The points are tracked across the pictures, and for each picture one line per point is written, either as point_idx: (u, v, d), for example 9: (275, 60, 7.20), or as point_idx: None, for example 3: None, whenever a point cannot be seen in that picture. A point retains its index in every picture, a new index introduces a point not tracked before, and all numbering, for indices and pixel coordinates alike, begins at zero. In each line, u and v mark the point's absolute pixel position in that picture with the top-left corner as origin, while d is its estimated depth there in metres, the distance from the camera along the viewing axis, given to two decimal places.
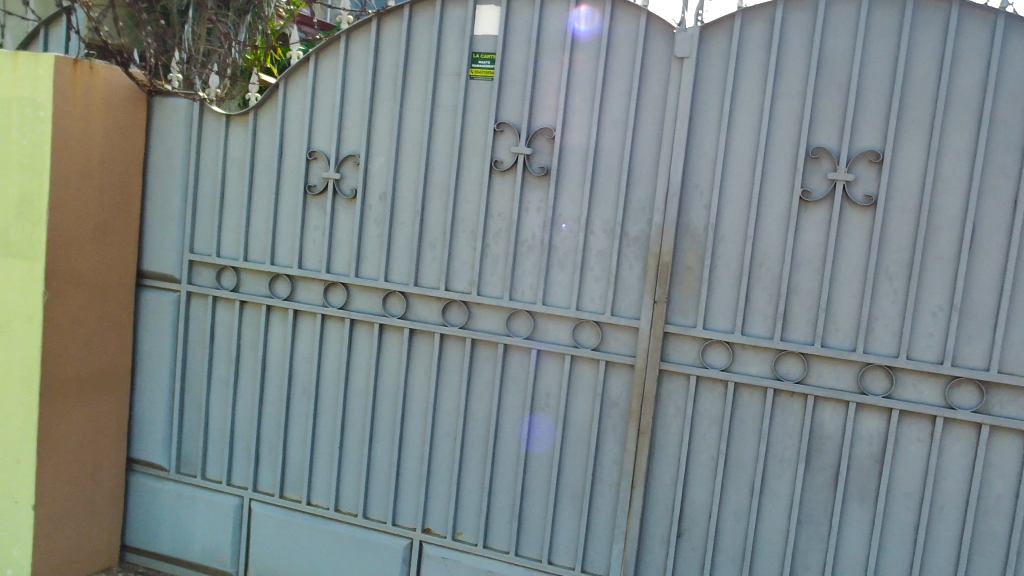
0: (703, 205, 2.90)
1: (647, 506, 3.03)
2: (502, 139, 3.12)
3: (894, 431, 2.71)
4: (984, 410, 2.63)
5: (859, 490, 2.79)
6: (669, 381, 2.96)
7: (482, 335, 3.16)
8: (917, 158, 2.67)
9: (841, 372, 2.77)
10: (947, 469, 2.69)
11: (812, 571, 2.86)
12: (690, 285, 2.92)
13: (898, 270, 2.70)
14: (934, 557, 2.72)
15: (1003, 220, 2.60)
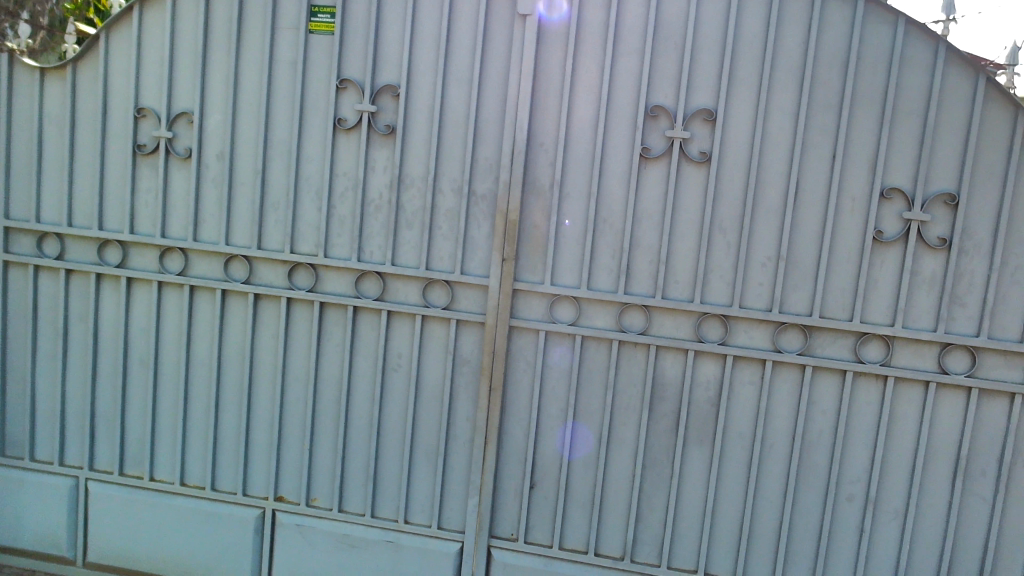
0: (548, 162, 2.93)
1: (501, 460, 3.08)
2: (345, 97, 3.03)
3: (729, 376, 2.87)
4: (808, 353, 2.83)
5: (698, 433, 2.94)
6: (519, 337, 3.00)
7: (331, 298, 3.09)
8: (747, 117, 2.80)
9: (680, 322, 2.90)
10: (776, 408, 2.88)
11: (656, 512, 3.00)
12: (537, 242, 2.96)
13: (731, 224, 2.85)
14: (765, 490, 2.92)
15: (824, 174, 2.78)
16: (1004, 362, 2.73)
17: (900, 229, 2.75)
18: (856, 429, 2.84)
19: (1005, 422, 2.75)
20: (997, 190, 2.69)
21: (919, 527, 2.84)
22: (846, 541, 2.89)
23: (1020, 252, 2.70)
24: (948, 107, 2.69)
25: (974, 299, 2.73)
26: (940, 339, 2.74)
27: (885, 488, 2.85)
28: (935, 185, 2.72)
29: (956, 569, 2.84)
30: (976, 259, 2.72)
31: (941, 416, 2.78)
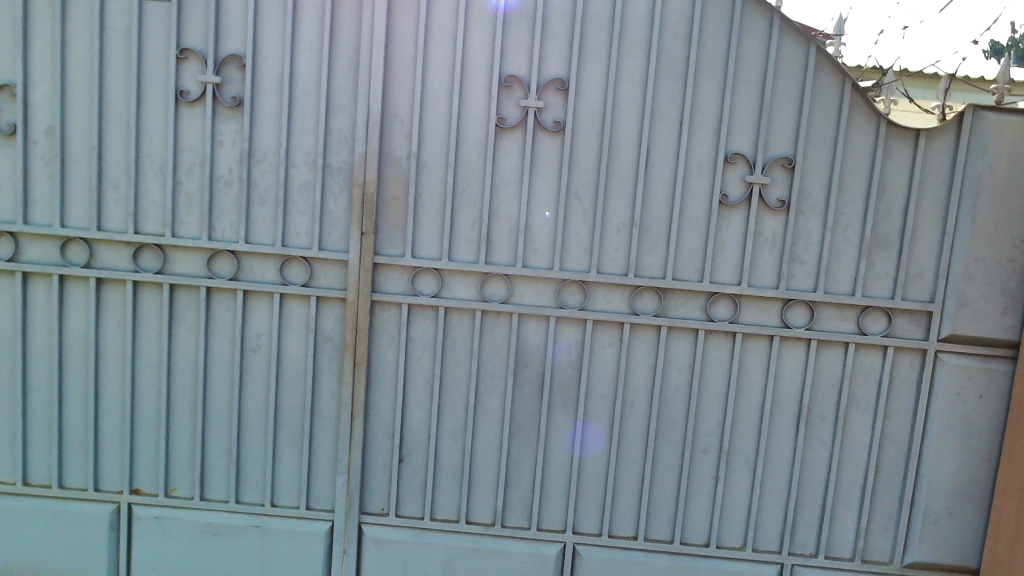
0: (404, 134, 2.90)
1: (368, 436, 3.05)
2: (187, 67, 2.88)
3: (589, 340, 2.95)
4: (662, 314, 2.94)
5: (561, 397, 3.01)
6: (381, 311, 2.97)
7: (181, 279, 2.95)
8: (598, 86, 2.86)
9: (541, 289, 2.95)
10: (634, 369, 2.99)
11: (525, 477, 3.06)
12: (397, 215, 2.93)
13: (586, 191, 2.91)
14: (627, 448, 3.03)
15: (672, 142, 2.88)
16: (839, 314, 2.93)
17: (744, 191, 2.89)
18: (709, 385, 2.99)
19: (840, 370, 2.96)
20: (829, 154, 2.87)
21: (768, 472, 3.03)
22: (703, 491, 3.05)
23: (850, 211, 2.89)
24: (783, 75, 2.84)
25: (811, 256, 2.91)
26: (782, 296, 2.91)
27: (736, 438, 3.02)
28: (774, 149, 2.87)
29: (802, 509, 3.04)
30: (813, 219, 2.90)
31: (785, 367, 2.96)
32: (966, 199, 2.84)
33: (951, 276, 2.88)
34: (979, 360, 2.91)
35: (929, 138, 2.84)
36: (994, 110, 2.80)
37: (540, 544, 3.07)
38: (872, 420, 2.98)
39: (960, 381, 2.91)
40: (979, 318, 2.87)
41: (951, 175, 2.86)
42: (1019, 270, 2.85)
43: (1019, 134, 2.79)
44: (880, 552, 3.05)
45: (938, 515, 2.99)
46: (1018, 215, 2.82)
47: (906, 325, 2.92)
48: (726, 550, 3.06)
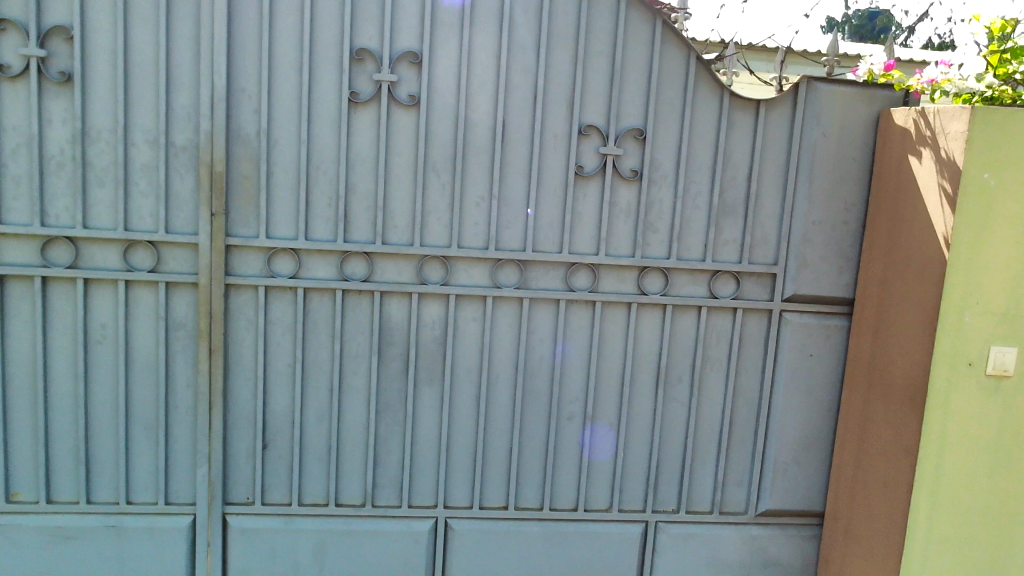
0: (252, 109, 2.79)
1: (228, 424, 2.95)
2: (6, 39, 2.66)
3: (453, 314, 2.95)
4: (524, 286, 2.98)
5: (427, 373, 3.00)
6: (236, 294, 2.87)
7: (13, 269, 2.74)
8: (451, 60, 2.84)
9: (402, 266, 2.92)
10: (498, 341, 3.01)
11: (394, 455, 3.04)
12: (248, 194, 2.82)
13: (444, 165, 2.89)
14: (495, 420, 3.06)
15: (527, 115, 2.90)
16: (691, 280, 3.05)
17: (598, 162, 2.95)
18: (571, 353, 3.05)
19: (694, 332, 3.08)
20: (677, 125, 2.96)
21: (630, 435, 3.13)
22: (569, 457, 3.12)
23: (698, 179, 3.01)
24: (631, 48, 2.90)
25: (664, 224, 3.01)
26: (638, 264, 3.00)
27: (599, 404, 3.10)
28: (625, 121, 2.94)
29: (664, 468, 3.16)
30: (664, 188, 2.99)
31: (643, 333, 3.06)
32: (804, 166, 3.01)
33: (793, 239, 3.04)
34: (819, 318, 3.10)
35: (769, 108, 2.98)
36: (826, 81, 2.96)
37: (411, 520, 3.06)
38: (725, 379, 3.13)
39: (803, 337, 3.09)
40: (818, 277, 3.05)
41: (789, 143, 3.01)
42: (852, 232, 3.04)
43: (848, 103, 2.97)
44: (736, 503, 3.22)
45: (787, 464, 3.18)
46: (849, 180, 3.01)
47: (753, 287, 3.08)
48: (593, 513, 3.15)
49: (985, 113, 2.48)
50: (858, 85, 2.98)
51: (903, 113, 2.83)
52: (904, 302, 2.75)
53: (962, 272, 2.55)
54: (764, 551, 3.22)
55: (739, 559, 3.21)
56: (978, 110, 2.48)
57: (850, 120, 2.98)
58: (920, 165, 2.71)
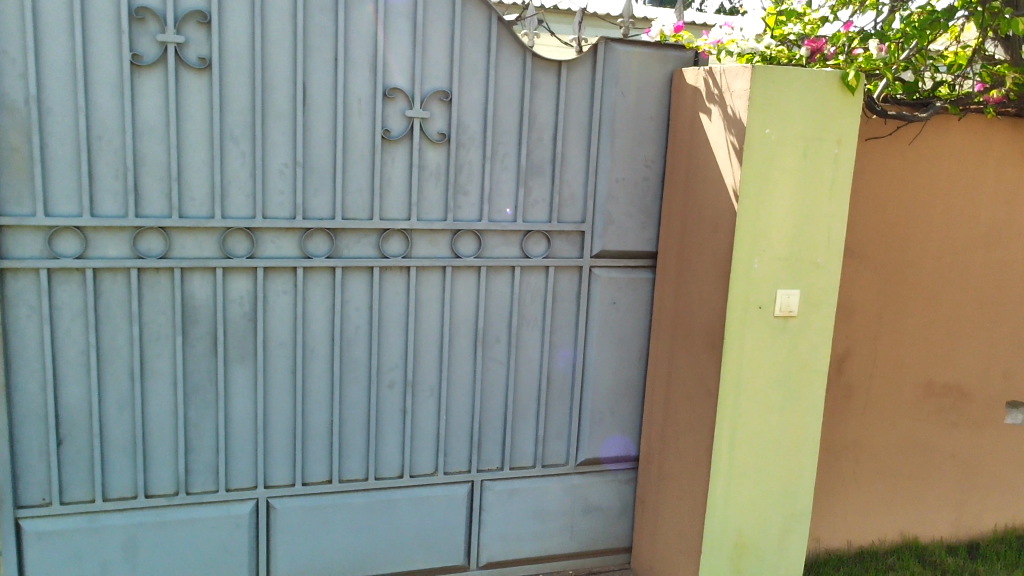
0: (18, 74, 2.52)
1: (15, 422, 2.70)
2: None
3: (262, 288, 2.83)
4: (336, 255, 2.90)
5: (238, 350, 2.87)
6: (14, 280, 2.61)
7: None
8: (243, 20, 2.68)
9: (203, 240, 2.76)
10: (312, 314, 2.93)
11: (206, 438, 2.90)
12: (20, 168, 2.56)
13: (242, 131, 2.74)
14: (313, 394, 2.98)
15: (329, 77, 2.80)
16: (504, 241, 3.09)
17: (405, 125, 2.91)
18: (388, 320, 3.01)
19: (509, 292, 3.13)
20: (482, 86, 2.97)
21: (452, 398, 3.15)
22: (392, 425, 3.10)
23: (505, 141, 3.03)
24: (432, 8, 2.87)
25: (474, 186, 3.02)
26: (450, 227, 3.00)
27: (420, 369, 3.09)
28: (430, 83, 2.91)
29: (487, 428, 3.21)
30: (472, 150, 2.99)
31: (459, 296, 3.08)
32: (606, 126, 3.10)
33: (598, 197, 3.14)
34: (626, 272, 3.23)
35: (570, 69, 3.04)
36: (623, 43, 3.06)
37: (229, 505, 2.94)
38: (541, 336, 3.20)
39: (612, 292, 3.22)
40: (623, 233, 3.18)
41: (590, 103, 3.09)
42: (652, 188, 3.18)
43: (644, 64, 3.08)
44: (557, 456, 3.32)
45: (603, 414, 3.31)
46: (648, 138, 3.14)
47: (563, 245, 3.16)
48: (419, 478, 3.15)
49: (764, 72, 2.64)
50: (652, 46, 3.09)
51: (693, 73, 2.96)
52: (700, 254, 2.92)
53: (750, 222, 2.73)
54: (585, 499, 3.35)
55: (563, 508, 3.33)
56: (759, 70, 2.64)
57: (646, 81, 3.10)
58: (709, 123, 2.86)
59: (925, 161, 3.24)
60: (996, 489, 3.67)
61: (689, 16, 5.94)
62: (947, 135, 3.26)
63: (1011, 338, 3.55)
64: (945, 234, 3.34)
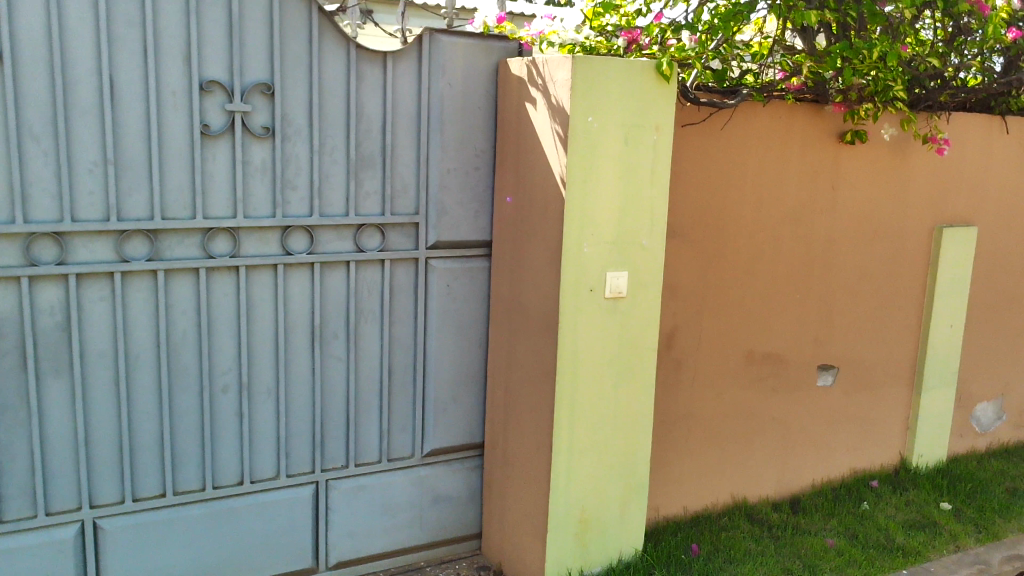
0: None
1: None
2: None
3: (75, 295, 2.65)
4: (157, 257, 2.76)
5: (51, 363, 2.67)
6: None
7: None
8: (37, 8, 2.49)
9: (4, 248, 2.55)
10: (133, 320, 2.77)
11: (21, 461, 2.68)
12: None
13: (43, 128, 2.55)
14: (139, 404, 2.83)
15: (139, 70, 2.65)
16: (337, 235, 3.04)
17: (225, 119, 2.80)
18: (217, 323, 2.90)
19: (345, 287, 3.09)
20: (305, 78, 2.90)
21: (291, 398, 3.07)
22: (229, 431, 2.99)
23: (333, 133, 2.97)
24: None
25: (302, 181, 2.95)
26: (280, 224, 2.92)
27: (255, 371, 2.99)
28: (250, 75, 2.81)
29: (329, 426, 3.15)
30: (298, 144, 2.92)
31: (292, 293, 3.00)
32: (434, 116, 3.10)
33: (430, 187, 3.14)
34: (462, 261, 3.26)
35: (396, 60, 3.02)
36: (447, 33, 3.07)
37: (52, 529, 2.74)
38: (380, 329, 3.17)
39: (449, 282, 3.23)
40: (456, 223, 3.20)
41: (418, 94, 3.08)
42: (484, 177, 3.22)
43: (469, 55, 3.10)
44: (403, 449, 3.31)
45: (446, 403, 3.33)
46: (477, 129, 3.16)
47: (398, 238, 3.14)
48: (260, 484, 3.05)
49: (584, 62, 2.73)
50: (476, 36, 3.11)
51: (518, 63, 3.01)
52: (532, 240, 2.98)
53: (578, 208, 2.81)
54: (432, 489, 3.36)
55: (411, 501, 3.32)
56: (579, 60, 2.72)
57: (472, 71, 3.12)
58: (535, 112, 2.92)
59: (736, 144, 3.45)
60: (811, 446, 3.98)
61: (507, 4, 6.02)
62: (754, 120, 3.49)
63: (818, 306, 3.86)
64: (757, 212, 3.57)
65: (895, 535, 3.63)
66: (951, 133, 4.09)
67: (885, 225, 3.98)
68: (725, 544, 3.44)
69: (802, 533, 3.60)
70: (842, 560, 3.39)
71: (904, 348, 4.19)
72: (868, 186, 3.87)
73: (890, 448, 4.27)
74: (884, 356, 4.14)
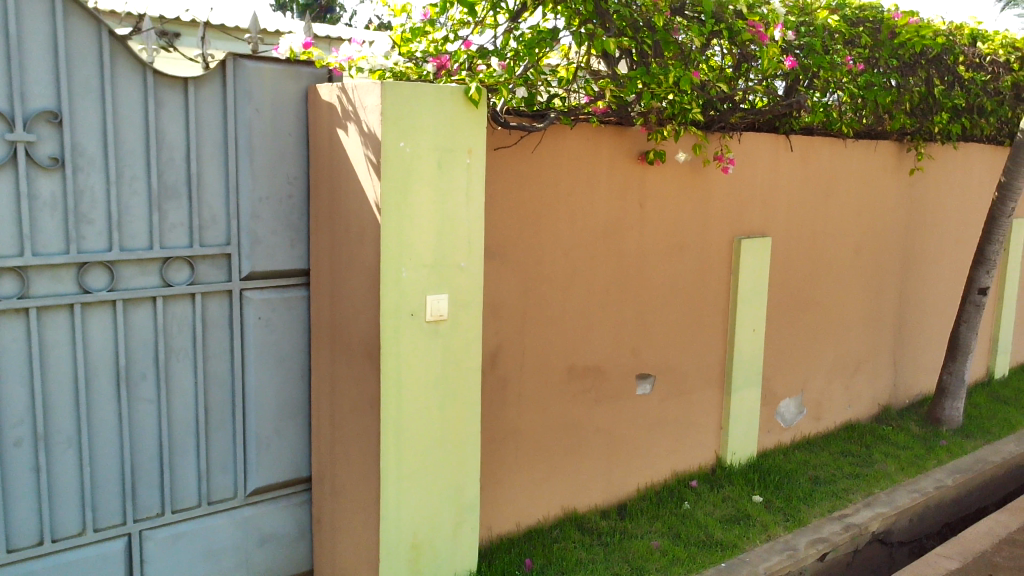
0: None
1: None
2: None
3: None
4: None
5: None
6: None
7: None
8: None
9: None
10: None
11: None
12: None
13: None
14: None
15: None
16: (140, 270, 2.87)
17: (5, 150, 2.59)
18: (6, 371, 2.66)
19: (152, 324, 2.92)
20: (97, 105, 2.73)
21: (95, 446, 2.86)
22: (24, 488, 2.74)
23: (131, 163, 2.81)
24: (27, 19, 2.58)
25: (99, 214, 2.77)
26: (74, 260, 2.72)
27: (52, 420, 2.77)
28: (33, 103, 2.61)
29: (140, 474, 2.96)
30: (92, 175, 2.74)
31: (91, 335, 2.80)
32: (242, 144, 3.00)
33: (241, 217, 3.04)
34: (279, 291, 3.17)
35: (198, 86, 2.90)
36: (251, 58, 2.98)
37: None
38: (193, 366, 3.02)
39: (266, 313, 3.13)
40: (270, 252, 3.11)
41: (224, 120, 2.97)
42: (298, 204, 3.15)
43: (275, 81, 3.03)
44: (223, 490, 3.16)
45: (269, 439, 3.21)
46: (288, 156, 3.10)
47: (208, 270, 3.01)
48: (63, 542, 2.82)
49: (392, 88, 2.73)
50: (284, 62, 3.06)
51: (327, 89, 2.98)
52: (350, 266, 2.94)
53: (394, 233, 2.80)
54: (258, 530, 3.23)
55: (235, 544, 3.18)
56: (388, 85, 2.71)
57: (280, 97, 3.05)
58: (347, 138, 2.89)
59: (547, 166, 3.56)
60: (634, 452, 4.15)
61: (317, 27, 5.92)
62: (564, 143, 3.61)
63: (632, 319, 4.04)
64: (571, 231, 3.70)
65: (714, 531, 3.84)
66: (743, 151, 4.41)
67: (690, 239, 4.23)
68: (557, 556, 3.51)
69: (629, 538, 3.75)
70: (666, 560, 3.55)
71: (713, 353, 4.46)
72: (671, 203, 4.11)
73: (706, 448, 4.52)
74: (695, 362, 4.38)
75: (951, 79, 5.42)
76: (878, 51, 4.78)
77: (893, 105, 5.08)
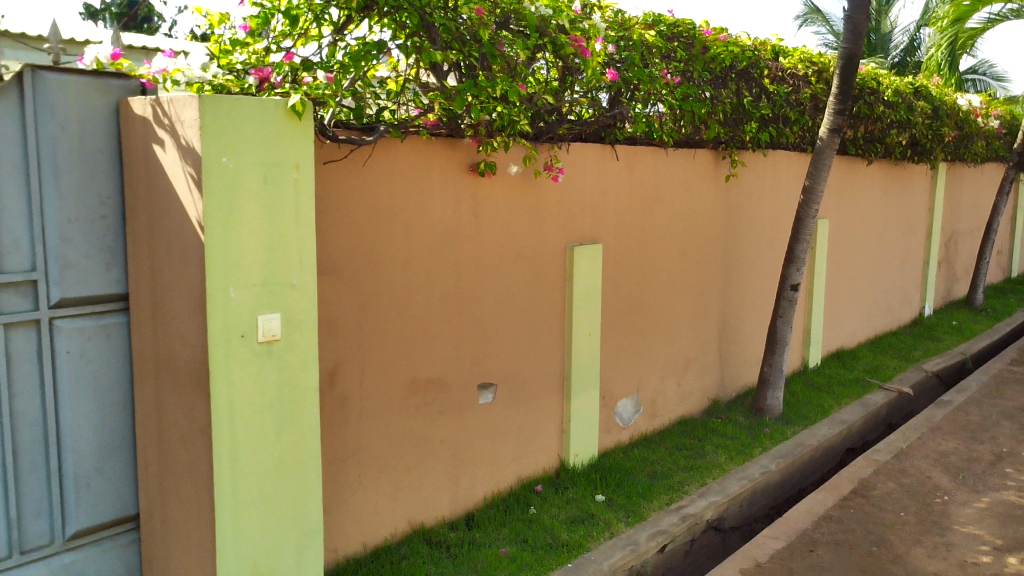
0: None
1: None
2: None
3: None
4: None
5: None
6: None
7: None
8: None
9: None
10: None
11: None
12: None
13: None
14: None
15: None
16: None
17: None
18: None
19: None
20: None
21: None
22: None
23: None
24: None
25: None
26: None
27: None
28: None
29: None
30: None
31: None
32: (45, 162, 2.78)
33: (48, 240, 2.81)
34: (95, 319, 2.96)
35: None
36: (52, 70, 2.77)
37: None
38: None
39: (79, 342, 2.92)
40: (83, 277, 2.91)
41: (23, 136, 2.74)
42: (112, 225, 2.96)
43: (80, 95, 2.84)
44: (38, 536, 2.91)
45: (89, 477, 3.00)
46: (99, 173, 2.90)
47: (11, 299, 2.77)
48: None
49: (210, 101, 2.60)
50: (89, 74, 2.86)
51: (140, 103, 2.82)
52: (172, 289, 2.79)
53: (220, 252, 2.68)
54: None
55: None
56: (205, 98, 2.59)
57: (86, 112, 2.85)
58: (164, 154, 2.74)
59: (379, 179, 3.53)
60: (479, 461, 4.18)
61: (127, 37, 5.60)
62: (395, 156, 3.59)
63: (472, 329, 4.07)
64: (406, 244, 3.68)
65: (559, 533, 3.92)
66: (572, 161, 4.54)
67: (525, 248, 4.31)
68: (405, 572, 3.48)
69: (477, 547, 3.76)
70: (514, 566, 3.59)
71: (552, 359, 4.57)
72: (505, 214, 4.17)
73: (550, 452, 4.62)
74: (536, 368, 4.46)
75: (758, 91, 5.84)
76: (691, 64, 5.09)
77: (708, 115, 5.39)
